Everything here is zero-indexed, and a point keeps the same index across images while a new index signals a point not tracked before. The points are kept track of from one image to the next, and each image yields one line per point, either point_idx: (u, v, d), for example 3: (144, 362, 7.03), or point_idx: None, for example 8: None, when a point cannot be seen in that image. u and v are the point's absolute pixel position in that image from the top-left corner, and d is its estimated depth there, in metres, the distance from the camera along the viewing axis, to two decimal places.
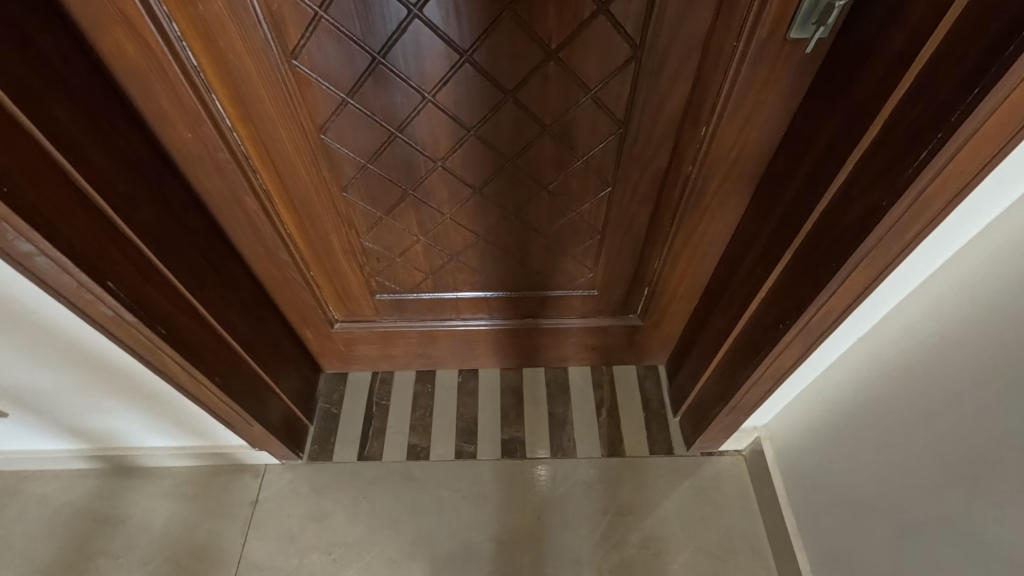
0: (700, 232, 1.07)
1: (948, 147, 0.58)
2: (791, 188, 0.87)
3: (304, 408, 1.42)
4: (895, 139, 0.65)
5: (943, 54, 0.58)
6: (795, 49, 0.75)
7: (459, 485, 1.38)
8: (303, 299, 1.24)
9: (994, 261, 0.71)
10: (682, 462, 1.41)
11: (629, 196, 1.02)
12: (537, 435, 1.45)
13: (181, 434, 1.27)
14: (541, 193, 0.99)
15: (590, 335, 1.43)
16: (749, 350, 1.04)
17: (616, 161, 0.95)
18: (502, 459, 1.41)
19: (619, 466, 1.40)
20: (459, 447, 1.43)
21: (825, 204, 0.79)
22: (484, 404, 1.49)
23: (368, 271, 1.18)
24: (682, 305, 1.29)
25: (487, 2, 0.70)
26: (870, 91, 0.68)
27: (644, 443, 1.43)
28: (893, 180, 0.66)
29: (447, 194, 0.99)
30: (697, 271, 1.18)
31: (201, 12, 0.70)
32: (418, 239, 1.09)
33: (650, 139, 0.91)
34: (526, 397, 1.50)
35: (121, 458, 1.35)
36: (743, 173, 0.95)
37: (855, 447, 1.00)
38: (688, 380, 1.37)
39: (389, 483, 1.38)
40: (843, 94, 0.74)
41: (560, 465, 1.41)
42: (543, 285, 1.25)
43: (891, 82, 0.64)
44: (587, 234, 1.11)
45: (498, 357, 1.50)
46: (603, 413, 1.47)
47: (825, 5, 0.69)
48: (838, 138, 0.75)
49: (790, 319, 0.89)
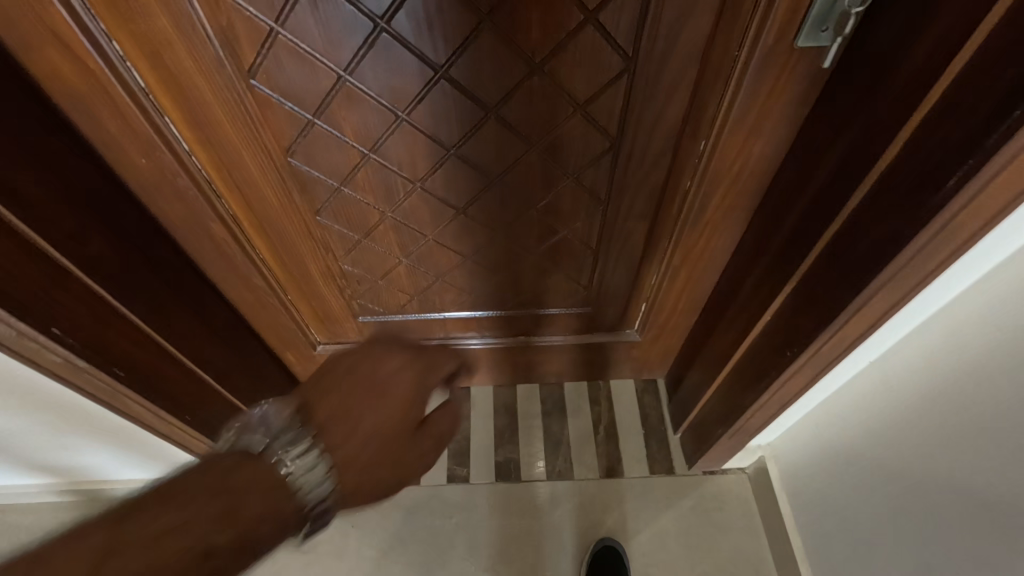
0: (700, 249, 1.01)
1: (981, 175, 0.52)
2: (799, 206, 0.81)
3: None
4: (918, 161, 0.59)
5: (975, 70, 0.52)
6: (803, 57, 0.68)
7: (451, 512, 1.32)
8: (283, 323, 1.17)
9: (1017, 291, 0.65)
10: (683, 482, 1.35)
11: (624, 212, 0.95)
12: (532, 456, 1.39)
13: (158, 467, 1.21)
14: (531, 211, 0.93)
15: (586, 351, 1.37)
16: (754, 374, 0.98)
17: (610, 178, 0.88)
18: (496, 482, 1.36)
19: (618, 487, 1.35)
20: (451, 471, 1.37)
21: (839, 225, 0.72)
22: (477, 424, 1.43)
23: (349, 293, 1.12)
24: (682, 320, 1.23)
25: (462, 13, 0.63)
26: (890, 106, 0.62)
27: (644, 462, 1.37)
28: (917, 207, 0.59)
29: (430, 216, 0.93)
30: (697, 286, 1.12)
31: (144, 29, 0.63)
32: (400, 261, 1.03)
33: (647, 155, 0.84)
34: (521, 415, 1.44)
35: (97, 490, 1.29)
36: (746, 188, 0.89)
37: (866, 476, 0.94)
38: (689, 397, 1.31)
39: (378, 511, 1.32)
40: (858, 107, 0.67)
41: (557, 487, 1.35)
42: (535, 303, 1.19)
43: (916, 97, 0.58)
44: (580, 250, 1.05)
45: (491, 374, 1.44)
46: (600, 431, 1.42)
47: (838, 11, 0.62)
48: (852, 155, 0.68)
49: (799, 347, 0.83)
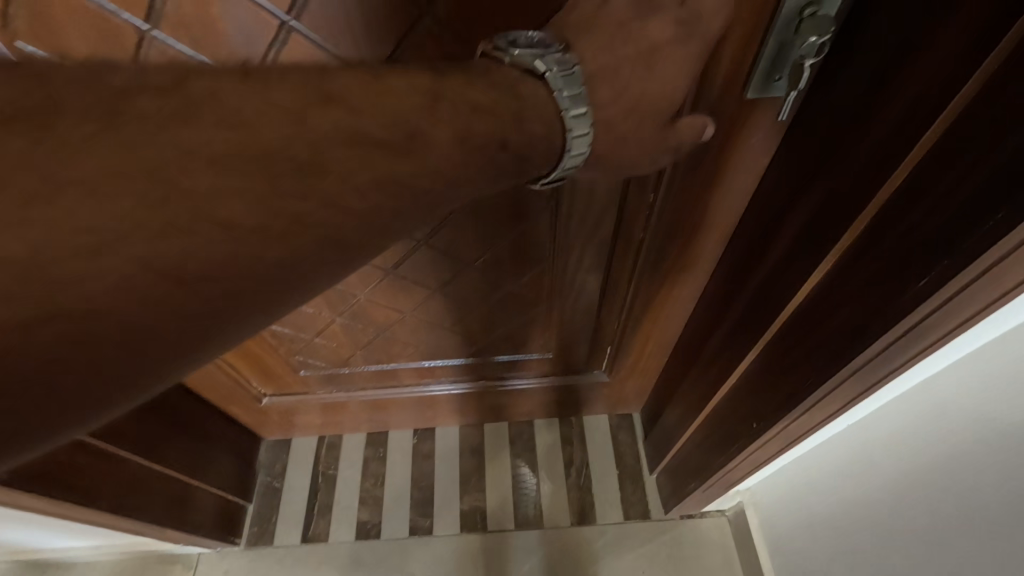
0: (660, 297, 0.93)
1: (960, 278, 0.42)
2: (762, 265, 0.71)
3: (240, 488, 1.28)
4: (886, 246, 0.49)
5: (943, 152, 0.42)
6: (755, 110, 0.59)
7: (413, 567, 1.25)
8: (219, 381, 1.08)
9: (994, 375, 0.57)
10: (659, 528, 1.27)
11: (574, 264, 0.87)
12: (500, 503, 1.31)
13: (94, 536, 1.13)
14: (471, 268, 0.86)
15: (553, 390, 1.29)
16: (723, 435, 0.89)
17: (554, 230, 0.80)
18: (461, 533, 1.28)
19: (590, 535, 1.27)
20: (414, 522, 1.29)
21: (803, 298, 0.63)
22: (442, 468, 1.35)
23: (286, 350, 1.04)
24: (652, 359, 1.15)
25: None
26: (849, 175, 0.52)
27: (618, 506, 1.29)
28: (887, 297, 0.50)
29: (356, 278, 0.85)
30: (663, 331, 1.03)
31: None
32: (334, 319, 0.95)
33: (590, 208, 0.76)
34: (489, 458, 1.36)
35: (36, 558, 1.21)
36: (707, 239, 0.80)
37: (845, 549, 0.85)
38: (662, 439, 1.23)
39: (336, 569, 1.24)
40: (817, 167, 0.57)
41: (525, 537, 1.27)
42: (491, 349, 1.11)
43: (878, 172, 0.48)
44: (530, 300, 0.97)
45: (455, 415, 1.36)
46: (572, 473, 1.33)
47: (791, 59, 0.53)
48: (813, 223, 0.59)
49: (766, 421, 0.74)
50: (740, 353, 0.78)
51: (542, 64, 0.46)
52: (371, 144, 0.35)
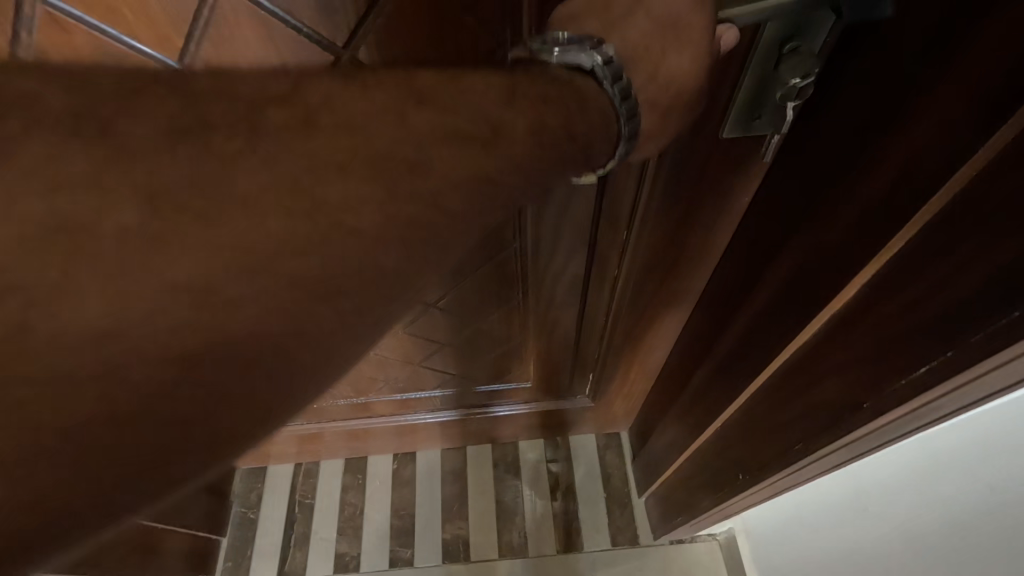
0: (638, 326, 0.88)
1: (960, 378, 0.35)
2: (741, 314, 0.64)
3: (212, 523, 1.22)
4: (874, 324, 0.42)
5: (945, 224, 0.34)
6: (732, 147, 0.54)
7: None
8: None
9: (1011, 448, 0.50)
10: (649, 554, 1.22)
11: (545, 300, 0.81)
12: (483, 531, 1.26)
13: None
14: (432, 311, 0.81)
15: (537, 414, 1.25)
16: (706, 476, 0.83)
17: (524, 269, 0.74)
18: (443, 564, 1.23)
19: (576, 564, 1.22)
20: (394, 553, 1.25)
21: (782, 360, 0.56)
22: (423, 495, 1.30)
23: None
24: (636, 384, 1.11)
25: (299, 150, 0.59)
26: (833, 235, 0.44)
27: (605, 531, 1.25)
28: (875, 381, 0.43)
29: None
30: (647, 357, 0.98)
31: None
32: None
33: (557, 247, 0.70)
34: (471, 483, 1.31)
35: None
36: (686, 272, 0.74)
37: None
38: (647, 464, 1.17)
39: None
40: (798, 219, 0.50)
41: (509, 567, 1.22)
42: (467, 381, 1.06)
43: (867, 236, 0.40)
44: (502, 334, 0.91)
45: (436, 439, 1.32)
46: (558, 497, 1.29)
47: (773, 102, 0.46)
48: (792, 281, 0.51)
49: (751, 475, 0.68)
50: (720, 403, 0.72)
51: (590, 55, 0.37)
52: (456, 141, 0.29)
